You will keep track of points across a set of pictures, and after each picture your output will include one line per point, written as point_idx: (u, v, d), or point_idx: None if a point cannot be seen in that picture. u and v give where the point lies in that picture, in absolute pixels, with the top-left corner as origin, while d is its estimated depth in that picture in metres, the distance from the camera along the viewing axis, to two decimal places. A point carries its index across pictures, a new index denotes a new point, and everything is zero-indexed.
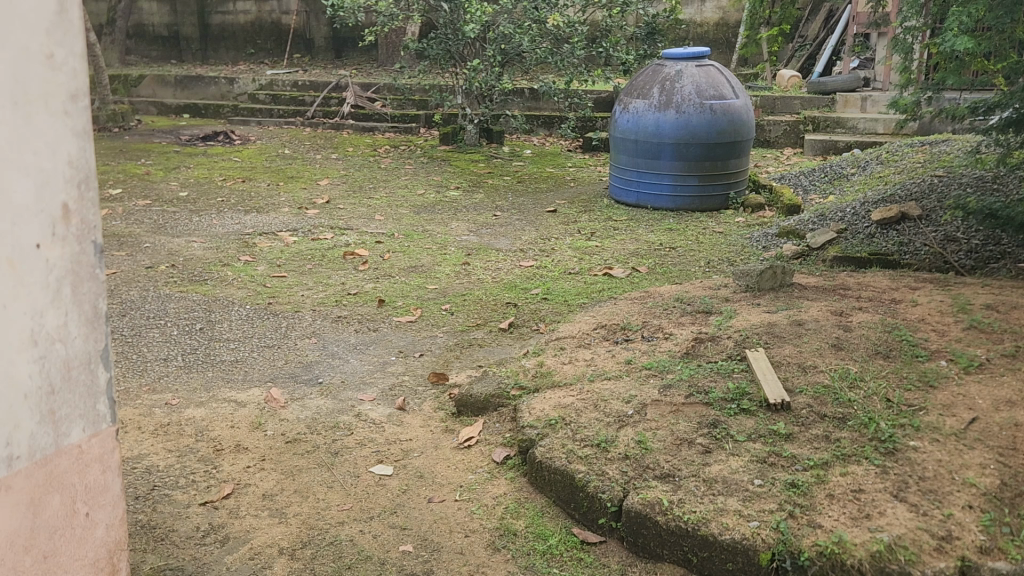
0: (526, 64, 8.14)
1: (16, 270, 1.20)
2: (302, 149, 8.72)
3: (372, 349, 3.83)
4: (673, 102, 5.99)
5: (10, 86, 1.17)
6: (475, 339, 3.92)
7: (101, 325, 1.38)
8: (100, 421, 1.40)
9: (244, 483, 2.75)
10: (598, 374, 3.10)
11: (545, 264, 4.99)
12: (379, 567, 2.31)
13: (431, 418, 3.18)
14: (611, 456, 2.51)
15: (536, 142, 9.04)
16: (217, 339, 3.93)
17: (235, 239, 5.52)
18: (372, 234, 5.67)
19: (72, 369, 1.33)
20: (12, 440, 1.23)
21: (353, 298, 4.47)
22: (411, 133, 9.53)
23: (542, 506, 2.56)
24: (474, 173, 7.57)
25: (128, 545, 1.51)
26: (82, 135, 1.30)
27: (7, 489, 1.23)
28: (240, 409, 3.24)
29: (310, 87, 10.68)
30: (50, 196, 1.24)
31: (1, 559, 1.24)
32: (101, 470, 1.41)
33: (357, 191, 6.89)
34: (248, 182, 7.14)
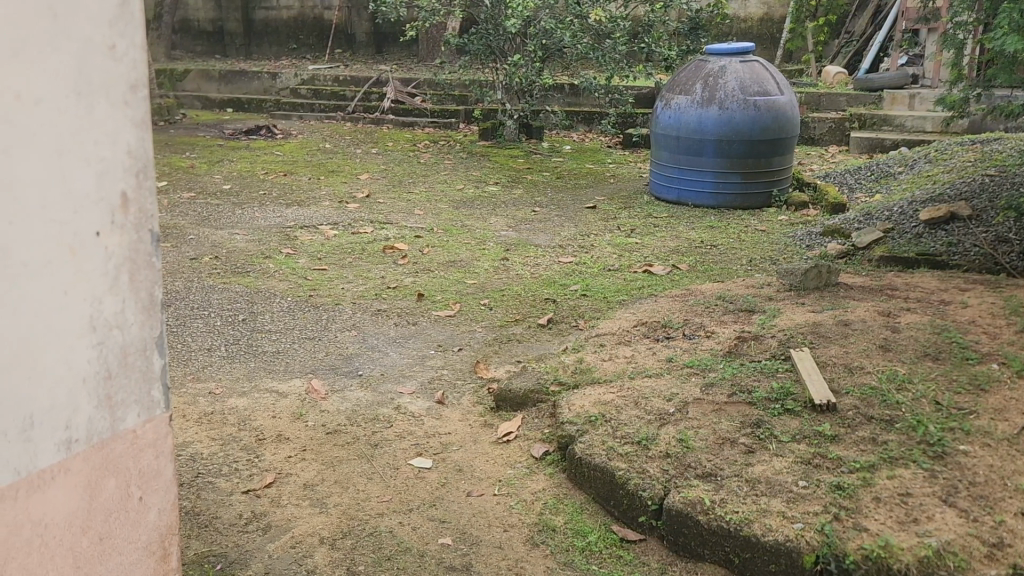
0: (567, 59, 8.11)
1: (76, 258, 1.23)
2: (343, 143, 8.79)
3: (412, 342, 3.85)
4: (716, 98, 5.93)
5: (74, 77, 1.19)
6: (514, 334, 3.92)
7: (157, 313, 1.40)
8: (154, 407, 1.42)
9: (286, 472, 2.78)
10: (639, 371, 3.08)
11: (585, 260, 4.98)
12: (419, 559, 2.32)
13: (470, 412, 3.19)
14: (652, 454, 2.49)
15: (576, 138, 9.00)
16: (260, 331, 3.98)
17: (277, 232, 5.58)
18: (412, 228, 5.70)
19: (129, 355, 1.35)
20: (70, 424, 1.25)
21: (393, 292, 4.49)
22: (451, 128, 9.55)
23: (581, 503, 2.55)
24: (514, 169, 7.56)
25: (180, 529, 1.53)
26: (141, 125, 1.31)
27: (65, 471, 1.26)
28: (282, 399, 3.28)
29: (351, 82, 10.76)
30: (109, 186, 1.26)
31: (60, 539, 1.27)
32: (154, 455, 1.43)
33: (396, 186, 6.92)
34: (290, 177, 7.21)
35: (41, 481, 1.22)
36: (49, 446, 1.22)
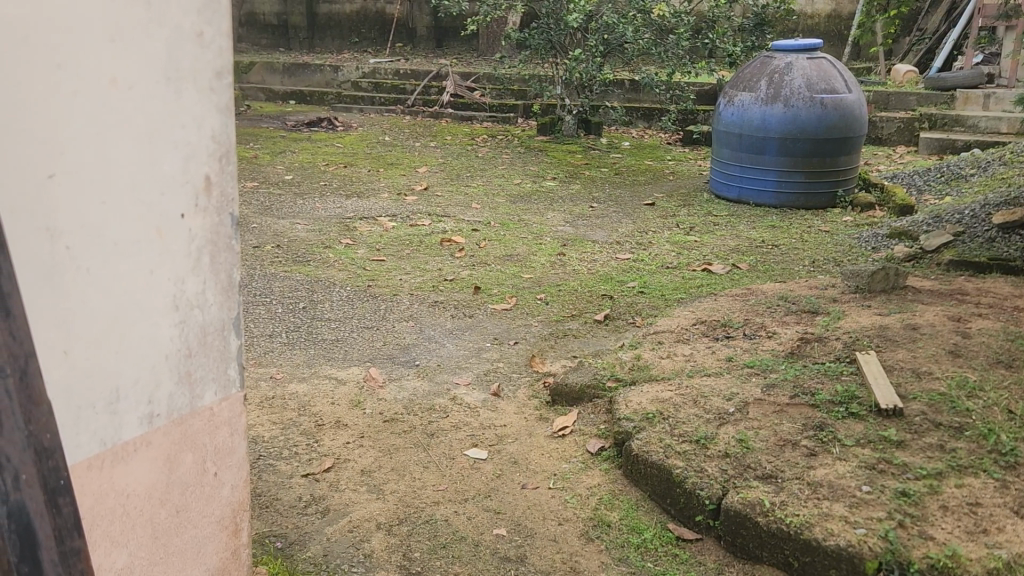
0: (628, 55, 8.05)
1: (162, 239, 1.26)
2: (402, 136, 8.86)
3: (468, 334, 3.87)
4: (781, 95, 5.82)
5: (164, 62, 1.22)
6: (570, 329, 3.91)
7: (234, 294, 1.43)
8: (230, 385, 1.46)
9: (343, 458, 2.82)
10: (697, 370, 3.05)
11: (642, 257, 4.94)
12: (474, 549, 2.34)
13: (526, 405, 3.20)
14: (711, 454, 2.46)
15: (635, 134, 8.92)
16: (319, 319, 4.05)
17: (336, 223, 5.67)
18: (468, 222, 5.72)
19: (207, 334, 1.39)
20: (153, 399, 1.29)
21: (449, 284, 4.53)
22: (509, 123, 9.56)
23: (637, 500, 2.54)
24: (571, 164, 7.54)
25: (249, 506, 1.57)
26: (225, 111, 1.35)
27: (147, 445, 1.30)
28: (341, 386, 3.34)
29: (412, 76, 10.86)
30: (194, 169, 1.30)
31: (141, 510, 1.32)
32: (229, 432, 1.47)
33: (454, 179, 6.96)
34: (349, 168, 7.31)
35: (125, 453, 1.26)
36: (133, 419, 1.26)
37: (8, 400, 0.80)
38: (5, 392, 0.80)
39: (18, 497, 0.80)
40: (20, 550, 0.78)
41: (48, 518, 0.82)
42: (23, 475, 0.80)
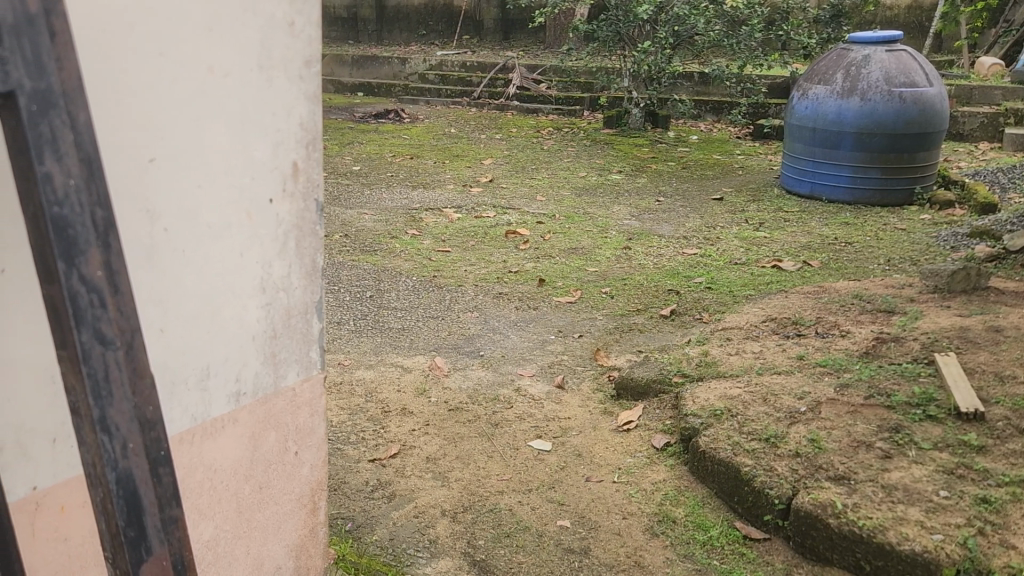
0: (698, 47, 7.92)
1: (252, 222, 1.30)
2: (467, 129, 8.90)
3: (532, 326, 3.88)
4: (857, 88, 5.67)
5: (257, 51, 1.24)
6: (635, 324, 3.88)
7: (318, 279, 1.46)
8: (312, 367, 1.49)
9: (409, 445, 2.86)
10: (767, 368, 3.00)
11: (709, 252, 4.87)
12: (537, 539, 2.35)
13: (590, 398, 3.19)
14: (781, 453, 2.42)
15: (704, 128, 8.79)
16: (386, 307, 4.11)
17: (402, 213, 5.74)
18: (533, 214, 5.73)
19: (292, 317, 1.42)
20: (240, 377, 1.33)
21: (513, 276, 4.54)
22: (574, 115, 9.47)
23: (703, 497, 2.51)
24: (638, 158, 7.47)
25: (327, 486, 1.61)
26: (313, 99, 1.37)
27: (234, 422, 1.34)
28: (406, 374, 3.38)
29: (478, 69, 10.89)
30: (283, 155, 1.33)
31: (227, 485, 1.37)
32: (310, 413, 1.51)
33: (518, 172, 6.96)
34: (415, 160, 7.39)
35: (214, 429, 1.31)
36: (221, 397, 1.31)
37: (120, 373, 0.82)
38: (116, 365, 0.82)
39: (125, 465, 0.83)
40: (128, 515, 0.83)
41: (151, 486, 0.85)
42: (130, 446, 0.83)
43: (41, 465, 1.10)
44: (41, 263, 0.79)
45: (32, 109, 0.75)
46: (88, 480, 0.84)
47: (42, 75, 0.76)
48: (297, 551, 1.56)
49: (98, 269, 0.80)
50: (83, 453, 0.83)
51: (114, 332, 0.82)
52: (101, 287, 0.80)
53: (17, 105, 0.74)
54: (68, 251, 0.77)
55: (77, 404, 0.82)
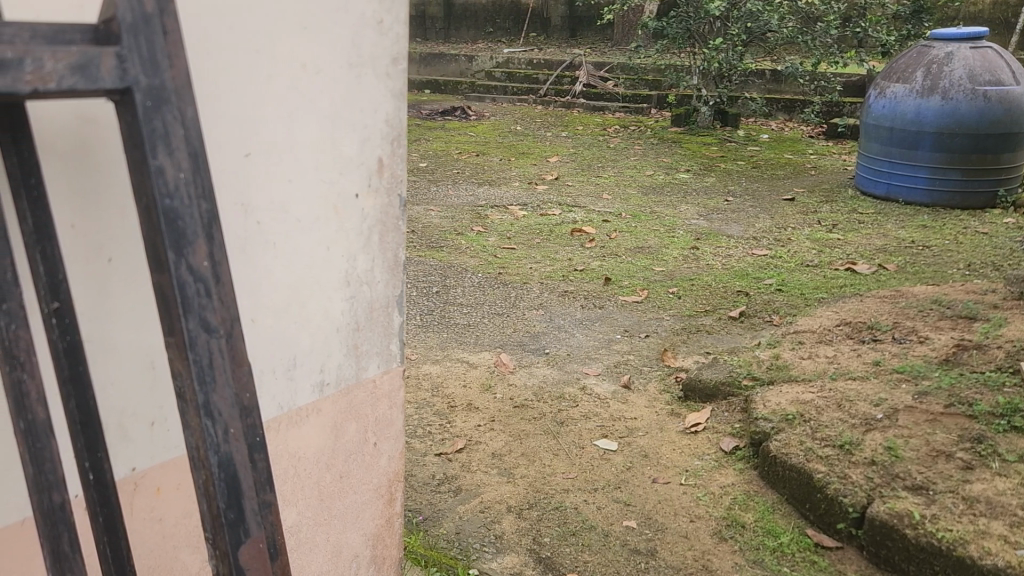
0: (771, 44, 7.76)
1: (339, 216, 1.33)
2: (533, 126, 8.91)
3: (598, 325, 3.86)
4: (939, 87, 5.47)
5: (347, 49, 1.26)
6: (704, 325, 3.84)
7: (400, 274, 1.48)
8: (392, 359, 1.51)
9: (475, 440, 2.89)
10: (841, 373, 2.92)
11: (780, 254, 4.77)
12: (603, 538, 2.34)
13: (657, 399, 3.16)
14: (856, 460, 2.35)
15: (775, 127, 8.62)
16: (451, 303, 4.15)
17: (468, 210, 5.77)
18: (599, 212, 5.70)
19: (374, 310, 1.44)
20: (325, 368, 1.37)
21: (579, 274, 4.53)
22: (642, 113, 9.37)
23: (773, 502, 2.47)
24: (707, 156, 7.38)
25: (404, 477, 1.63)
26: (398, 96, 1.38)
27: (318, 411, 1.37)
28: (472, 370, 3.41)
29: (545, 66, 10.88)
30: (369, 151, 1.35)
31: (310, 472, 1.40)
32: (389, 405, 1.53)
33: (584, 170, 6.93)
34: (481, 157, 7.42)
35: (299, 418, 1.34)
36: (307, 387, 1.34)
37: (223, 360, 0.85)
38: (219, 352, 0.85)
39: (227, 449, 0.86)
40: (228, 498, 0.86)
41: (250, 471, 0.88)
42: (232, 431, 0.86)
43: (140, 447, 1.14)
44: (151, 253, 0.82)
45: (147, 104, 0.78)
46: (192, 462, 0.87)
47: (157, 73, 0.79)
48: (374, 540, 1.59)
49: (204, 259, 0.83)
50: (188, 436, 0.86)
51: (218, 320, 0.85)
52: (207, 277, 0.83)
53: (133, 101, 0.78)
54: (177, 241, 0.81)
55: (184, 389, 0.85)
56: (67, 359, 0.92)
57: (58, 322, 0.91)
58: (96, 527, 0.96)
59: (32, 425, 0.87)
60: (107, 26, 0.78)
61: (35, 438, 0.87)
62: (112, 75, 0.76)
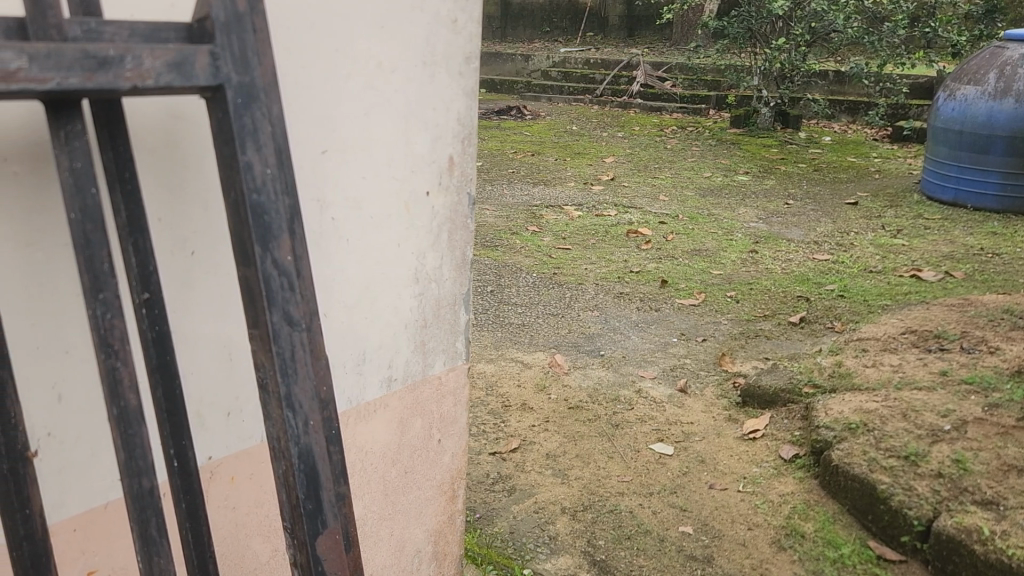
0: (835, 44, 7.60)
1: (410, 214, 1.34)
2: (589, 126, 8.88)
3: (654, 328, 3.83)
4: (1012, 89, 5.31)
5: (422, 48, 1.28)
6: (763, 329, 3.77)
7: (466, 272, 1.49)
8: (457, 357, 1.52)
9: (529, 440, 2.89)
10: (906, 382, 2.83)
11: (842, 259, 4.67)
12: (659, 544, 2.32)
13: (714, 404, 3.12)
14: (922, 472, 2.28)
15: (838, 129, 8.43)
16: (506, 302, 4.15)
17: (523, 210, 5.78)
18: (655, 214, 5.65)
19: (442, 308, 1.45)
20: (392, 364, 1.38)
21: (635, 276, 4.50)
22: (700, 114, 9.24)
23: (834, 513, 2.41)
24: (766, 158, 7.25)
25: (466, 475, 1.64)
26: (470, 95, 1.39)
27: (384, 407, 1.39)
28: (526, 370, 3.41)
29: (602, 66, 10.83)
30: (441, 149, 1.36)
31: (375, 467, 1.41)
32: (453, 402, 1.54)
33: (641, 170, 6.88)
34: (536, 156, 7.42)
35: (367, 413, 1.36)
36: (375, 382, 1.36)
37: (303, 353, 0.90)
38: (301, 345, 0.90)
39: (306, 441, 0.91)
40: (307, 488, 0.91)
41: (327, 462, 0.93)
42: (311, 422, 0.91)
43: (217, 436, 1.17)
44: (238, 248, 0.87)
45: (238, 101, 0.83)
46: (272, 452, 0.93)
47: (247, 71, 0.84)
48: (435, 536, 1.60)
49: (287, 254, 0.88)
50: (270, 427, 0.92)
51: (300, 312, 0.90)
52: (291, 271, 0.88)
53: (225, 97, 0.83)
54: (263, 236, 0.85)
55: (267, 380, 0.90)
56: (156, 347, 0.95)
57: (148, 313, 0.94)
58: (178, 512, 1.00)
59: (125, 412, 0.90)
60: (200, 25, 0.83)
61: (127, 424, 0.90)
62: (206, 72, 0.81)
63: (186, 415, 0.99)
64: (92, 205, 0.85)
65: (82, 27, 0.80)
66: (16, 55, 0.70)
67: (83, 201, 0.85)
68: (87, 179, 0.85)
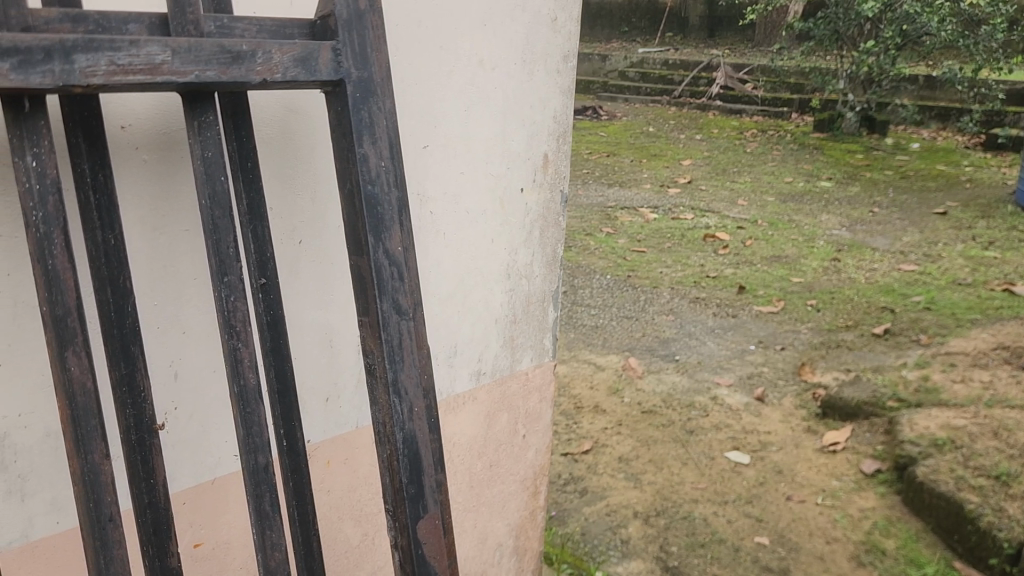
0: (927, 48, 7.28)
1: (505, 210, 1.35)
2: (667, 127, 8.79)
3: (731, 334, 3.77)
4: None
5: (522, 47, 1.29)
6: (844, 340, 3.68)
7: (557, 269, 1.50)
8: (544, 354, 1.53)
9: (602, 443, 2.88)
10: (998, 400, 2.71)
11: (930, 270, 4.51)
12: (733, 553, 2.29)
13: (792, 414, 3.05)
14: (1014, 493, 2.19)
15: (927, 135, 8.13)
16: (580, 304, 4.15)
17: (598, 211, 5.76)
18: (734, 218, 5.56)
19: (531, 304, 1.47)
20: (482, 358, 1.40)
21: (711, 281, 4.44)
22: (782, 117, 9.03)
23: (917, 531, 2.34)
24: (851, 164, 7.05)
25: (548, 473, 1.65)
26: (566, 93, 1.40)
27: (472, 399, 1.41)
28: (599, 372, 3.40)
29: (681, 66, 10.70)
30: (536, 147, 1.37)
31: (462, 458, 1.44)
32: (538, 399, 1.55)
33: (719, 174, 6.78)
34: (612, 157, 7.39)
35: (456, 405, 1.38)
36: (465, 375, 1.38)
37: (410, 342, 0.95)
38: (408, 333, 0.95)
39: (411, 427, 0.96)
40: (410, 474, 0.96)
41: (429, 448, 0.98)
42: (416, 408, 0.96)
43: (315, 420, 1.21)
44: (352, 237, 0.93)
45: (356, 96, 0.90)
46: (377, 438, 0.98)
47: (365, 67, 0.90)
48: (518, 531, 1.62)
49: (398, 245, 0.93)
50: (376, 412, 0.97)
51: (407, 303, 0.95)
52: (400, 262, 0.94)
53: (345, 92, 0.89)
54: (376, 226, 0.91)
55: (375, 366, 0.95)
56: (270, 332, 1.00)
57: (264, 297, 0.99)
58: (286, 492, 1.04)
59: (243, 390, 0.94)
60: (323, 23, 0.90)
61: (245, 402, 0.93)
62: (328, 67, 0.87)
63: (294, 397, 1.03)
64: (221, 192, 0.89)
65: (215, 23, 0.86)
66: (160, 49, 0.78)
67: (212, 188, 0.89)
68: (217, 168, 0.89)
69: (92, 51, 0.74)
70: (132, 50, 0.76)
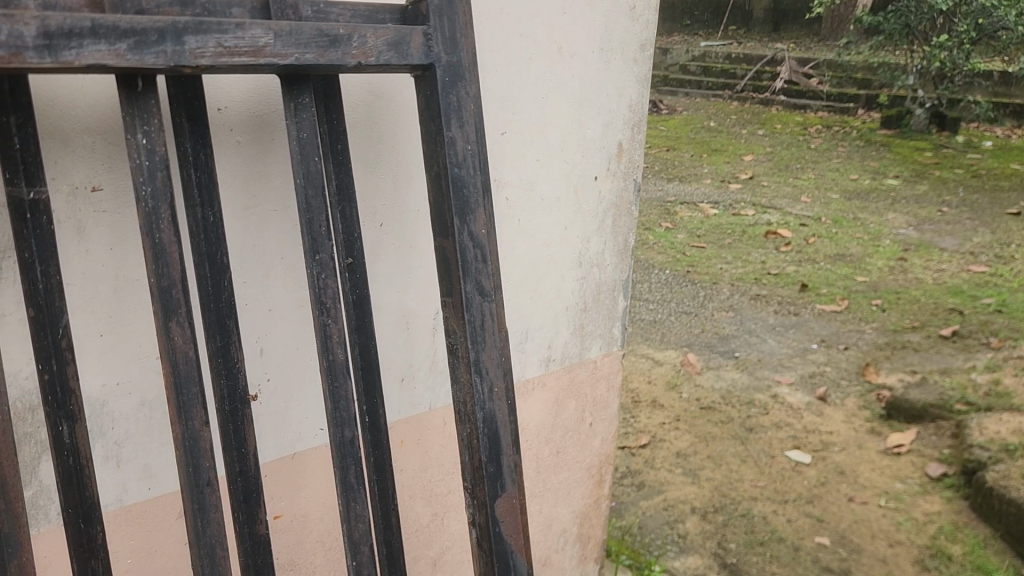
0: (1004, 43, 7.02)
1: (579, 197, 1.36)
2: (728, 122, 8.66)
3: (792, 333, 3.71)
4: None
5: (600, 34, 1.29)
6: (910, 341, 3.58)
7: (628, 258, 1.49)
8: (613, 343, 1.53)
9: (659, 437, 2.87)
10: None
11: (1002, 272, 4.37)
12: (793, 552, 2.26)
13: (855, 414, 2.99)
14: None
15: (1001, 133, 7.85)
16: (638, 298, 4.13)
17: (658, 206, 5.72)
18: (796, 215, 5.46)
19: (602, 293, 1.47)
20: (552, 344, 1.41)
21: (772, 278, 4.37)
22: (847, 113, 8.82)
23: (985, 537, 2.28)
24: (920, 163, 6.84)
25: (614, 462, 1.65)
26: (643, 81, 1.40)
27: (541, 385, 1.43)
28: (657, 367, 3.39)
29: (744, 61, 10.53)
30: (611, 135, 1.37)
31: (530, 443, 1.45)
32: (606, 387, 1.56)
33: (781, 170, 6.66)
34: (672, 152, 7.31)
35: (526, 389, 1.40)
36: (534, 361, 1.40)
37: (491, 324, 0.97)
38: (490, 315, 0.97)
39: (491, 407, 0.98)
40: (490, 452, 0.98)
41: (508, 427, 1.00)
42: (496, 389, 0.98)
43: (392, 400, 1.23)
44: (438, 218, 0.95)
45: (445, 80, 0.92)
46: (458, 416, 1.00)
47: (455, 51, 0.92)
48: (581, 518, 1.62)
49: (482, 227, 0.95)
50: (457, 390, 0.99)
51: (490, 285, 0.97)
52: (484, 245, 0.96)
53: (435, 76, 0.91)
54: (462, 209, 0.93)
55: (457, 346, 0.97)
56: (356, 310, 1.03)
57: (351, 276, 1.02)
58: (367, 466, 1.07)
59: (332, 365, 0.96)
60: (415, 8, 0.92)
61: (333, 376, 0.96)
62: (419, 52, 0.90)
63: (376, 373, 1.06)
64: (315, 172, 0.92)
65: (312, 8, 0.88)
66: (264, 31, 0.81)
67: (306, 169, 0.92)
68: (312, 149, 0.92)
69: (201, 34, 0.78)
70: (238, 33, 0.79)
